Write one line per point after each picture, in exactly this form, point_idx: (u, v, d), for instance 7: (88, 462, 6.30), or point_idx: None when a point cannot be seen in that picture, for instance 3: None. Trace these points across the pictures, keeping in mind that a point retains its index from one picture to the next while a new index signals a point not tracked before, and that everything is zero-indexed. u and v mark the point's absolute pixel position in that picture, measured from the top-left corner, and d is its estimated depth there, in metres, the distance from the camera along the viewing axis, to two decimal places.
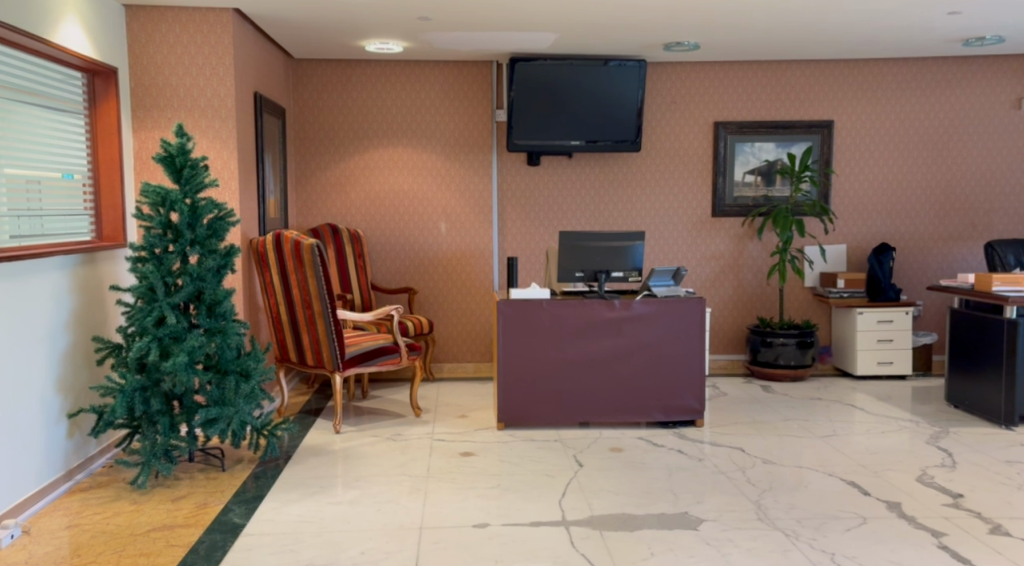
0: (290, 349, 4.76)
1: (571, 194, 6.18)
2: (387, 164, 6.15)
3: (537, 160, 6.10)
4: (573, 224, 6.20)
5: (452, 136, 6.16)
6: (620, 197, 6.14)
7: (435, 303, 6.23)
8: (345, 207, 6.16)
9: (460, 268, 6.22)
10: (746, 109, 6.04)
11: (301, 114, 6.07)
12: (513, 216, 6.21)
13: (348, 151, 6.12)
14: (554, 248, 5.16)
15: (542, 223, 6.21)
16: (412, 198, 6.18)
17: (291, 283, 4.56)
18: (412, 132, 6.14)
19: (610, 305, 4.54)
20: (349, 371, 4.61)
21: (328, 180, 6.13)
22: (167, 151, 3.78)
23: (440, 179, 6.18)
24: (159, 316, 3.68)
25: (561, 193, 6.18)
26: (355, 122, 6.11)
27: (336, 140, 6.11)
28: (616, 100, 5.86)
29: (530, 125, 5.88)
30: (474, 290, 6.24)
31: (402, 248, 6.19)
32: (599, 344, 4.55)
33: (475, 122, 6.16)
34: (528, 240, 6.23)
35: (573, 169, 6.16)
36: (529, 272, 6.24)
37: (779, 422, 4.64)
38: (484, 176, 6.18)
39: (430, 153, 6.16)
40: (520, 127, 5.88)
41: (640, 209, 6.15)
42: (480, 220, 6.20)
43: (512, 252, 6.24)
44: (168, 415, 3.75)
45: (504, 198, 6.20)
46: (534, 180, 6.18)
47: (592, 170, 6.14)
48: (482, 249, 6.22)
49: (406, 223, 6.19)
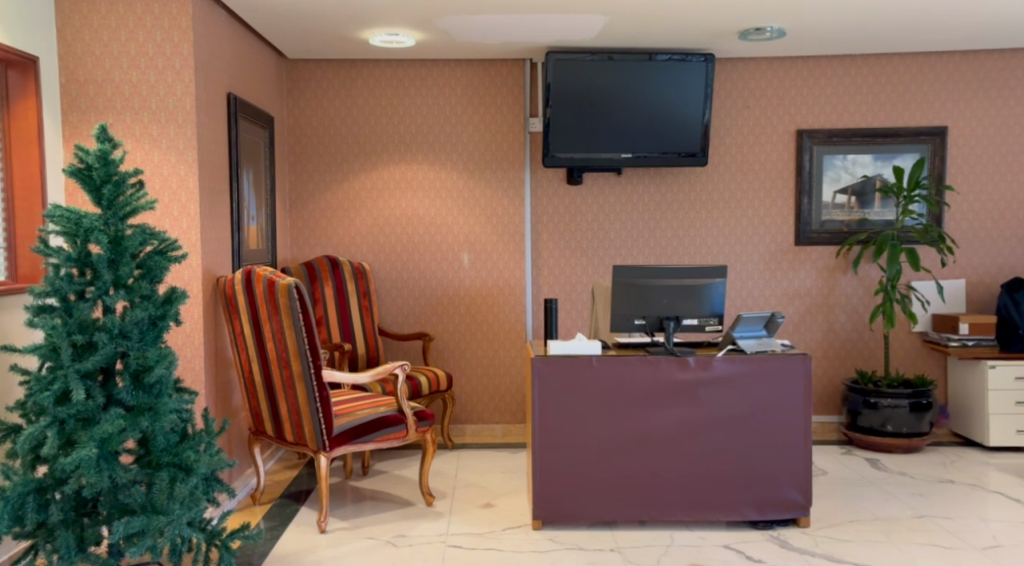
0: (265, 420, 3.71)
1: (618, 221, 5.10)
2: (398, 184, 5.13)
3: (579, 178, 5.03)
4: (622, 255, 5.11)
5: (475, 151, 5.12)
6: (681, 222, 5.06)
7: (456, 351, 5.15)
8: (347, 237, 5.14)
9: (484, 310, 5.14)
10: (835, 114, 4.95)
11: (296, 126, 5.09)
12: (549, 247, 5.15)
13: (351, 170, 5.12)
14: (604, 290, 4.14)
15: (583, 257, 5.14)
16: (427, 225, 5.14)
17: (266, 334, 3.52)
18: (428, 147, 5.12)
19: (682, 364, 3.43)
20: (338, 451, 3.53)
21: (327, 205, 5.13)
22: (83, 160, 2.75)
23: (461, 202, 5.13)
24: (64, 389, 2.63)
25: (606, 219, 5.11)
26: (359, 135, 5.11)
27: (336, 157, 5.12)
28: (677, 105, 4.79)
29: (571, 136, 4.82)
30: (501, 337, 5.15)
31: (415, 285, 5.15)
32: (667, 417, 3.44)
33: (504, 134, 5.12)
34: (566, 277, 5.16)
35: (621, 189, 5.09)
36: (570, 313, 5.15)
37: (911, 522, 3.46)
38: (514, 198, 5.12)
39: (448, 171, 5.13)
40: (559, 139, 4.82)
41: (705, 237, 5.06)
42: (510, 252, 5.13)
43: (548, 292, 5.17)
44: (75, 526, 2.68)
45: (538, 226, 5.15)
46: (574, 204, 5.12)
47: (646, 189, 5.07)
48: (511, 287, 5.14)
49: (421, 255, 5.15)
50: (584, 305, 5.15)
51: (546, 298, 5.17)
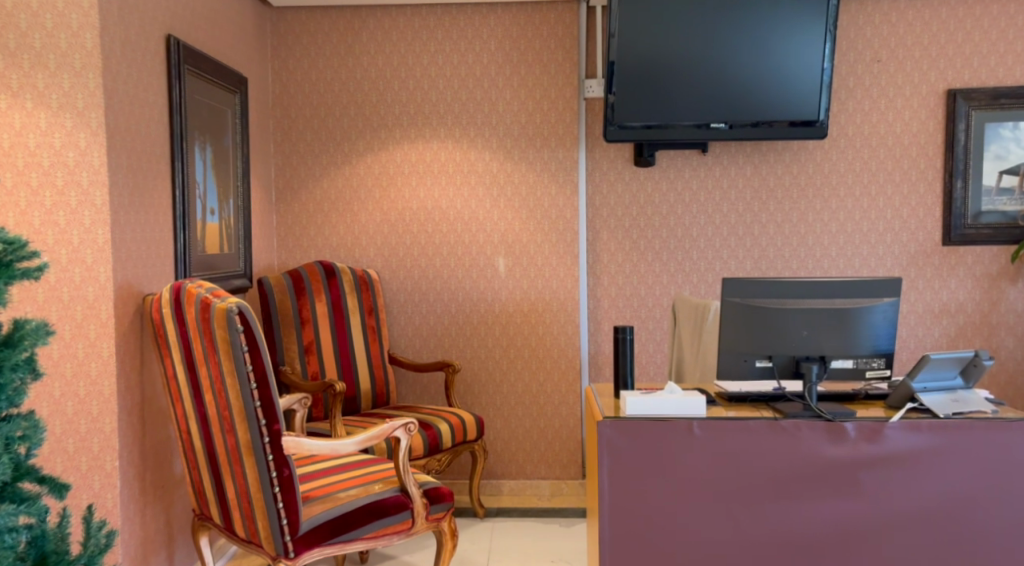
0: (209, 502, 2.56)
1: (702, 214, 3.90)
2: (413, 170, 3.99)
3: (651, 158, 3.84)
4: (705, 259, 3.91)
5: (514, 125, 3.95)
6: (783, 216, 3.86)
7: (489, 384, 3.98)
8: (350, 236, 4.02)
9: (525, 330, 3.96)
10: (999, 68, 3.68)
11: (286, 95, 4.00)
12: (610, 248, 3.95)
13: (355, 151, 4.01)
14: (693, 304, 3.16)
15: (655, 261, 3.93)
16: (451, 221, 3.98)
17: (203, 382, 2.38)
18: (453, 121, 3.97)
19: (836, 435, 2.20)
20: (308, 555, 2.38)
21: (324, 196, 4.02)
22: None
23: (495, 191, 3.96)
24: None
25: (686, 212, 3.91)
26: (365, 106, 3.99)
27: (337, 135, 4.01)
28: (784, 58, 3.57)
29: (642, 101, 3.63)
30: (548, 367, 3.96)
31: (436, 298, 3.99)
32: (815, 517, 2.21)
33: (551, 102, 3.93)
34: (632, 288, 3.95)
35: (706, 172, 3.90)
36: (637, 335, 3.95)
37: None
38: (564, 186, 3.93)
39: (479, 152, 3.96)
40: (626, 104, 3.63)
41: (816, 235, 3.83)
42: (559, 256, 3.93)
43: (608, 307, 3.97)
44: None
45: (595, 221, 3.96)
46: (643, 193, 3.93)
47: (738, 174, 3.88)
48: (560, 302, 3.94)
49: (444, 259, 3.99)
50: (656, 325, 3.95)
51: (607, 315, 3.98)
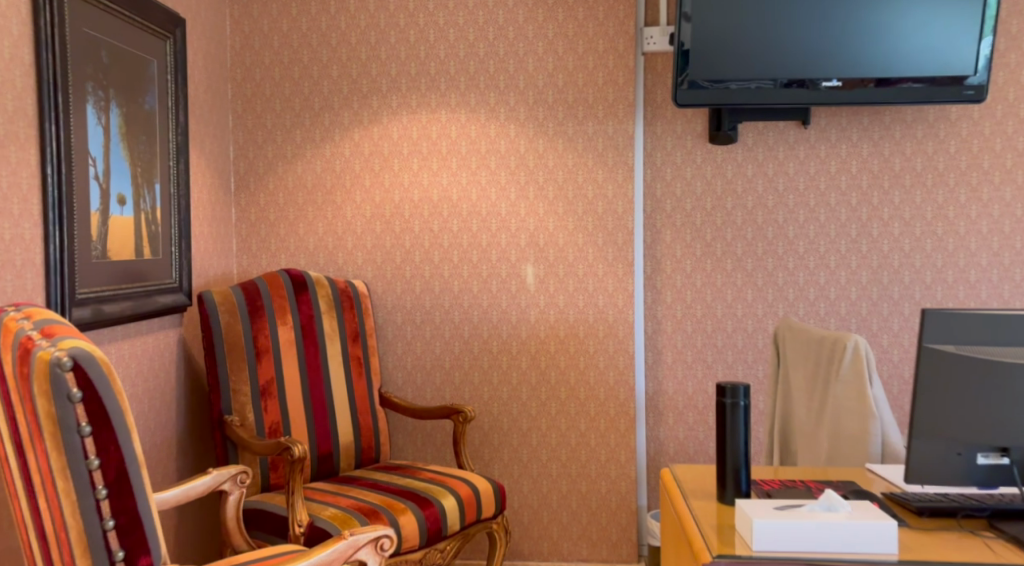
0: None
1: (801, 208, 2.98)
2: (415, 150, 3.04)
3: (733, 132, 2.93)
4: (803, 269, 2.99)
5: (548, 90, 2.99)
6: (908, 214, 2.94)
7: (512, 431, 3.04)
8: (331, 237, 3.09)
9: (562, 360, 3.02)
10: None
11: (250, 51, 3.07)
12: (675, 254, 3.03)
13: (339, 125, 3.06)
14: (791, 328, 2.33)
15: (736, 269, 3.02)
16: (464, 218, 3.05)
17: (35, 479, 1.41)
18: (467, 84, 3.02)
19: None
20: None
21: (298, 183, 3.08)
22: None
23: (521, 178, 3.02)
24: None
25: (777, 207, 2.99)
26: (353, 65, 3.05)
27: (314, 103, 3.06)
28: None
29: (729, 58, 2.66)
30: (590, 409, 3.01)
31: (445, 318, 3.07)
32: None
33: (597, 59, 2.97)
34: (704, 304, 3.03)
35: (804, 153, 2.97)
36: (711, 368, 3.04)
37: None
38: (613, 171, 2.97)
39: (501, 126, 3.01)
40: (708, 64, 2.65)
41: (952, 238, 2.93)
42: (607, 264, 2.99)
43: (671, 329, 3.05)
44: None
45: (653, 217, 3.03)
46: (722, 179, 3.01)
47: (843, 163, 2.96)
48: (608, 324, 3.00)
49: (455, 268, 3.06)
50: (734, 353, 3.03)
51: (670, 339, 3.05)
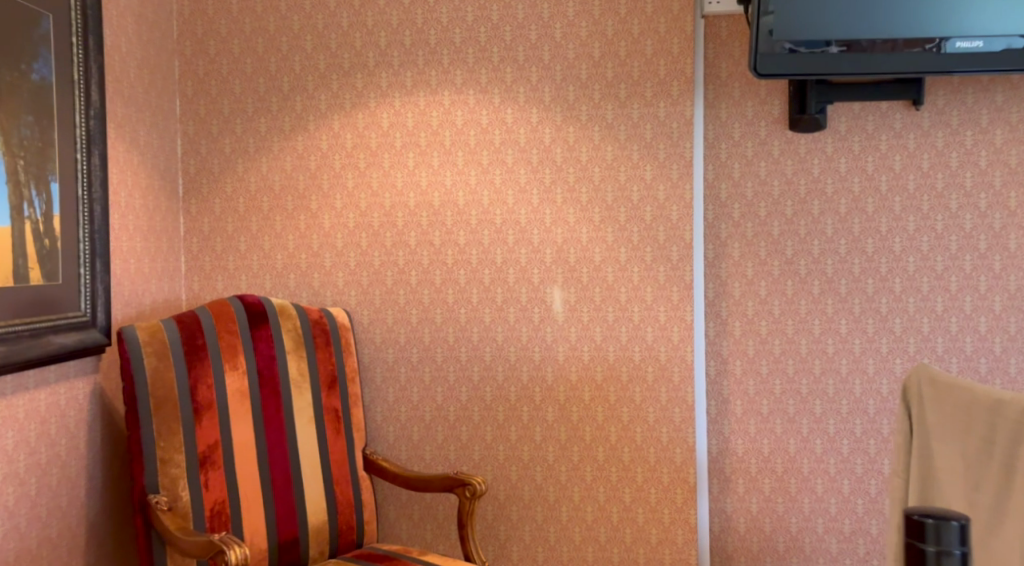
0: None
1: (911, 215, 2.29)
2: (410, 142, 2.39)
3: (822, 118, 2.28)
4: (914, 292, 2.30)
5: (580, 64, 2.33)
6: None
7: (536, 501, 2.39)
8: (305, 252, 2.43)
9: (599, 410, 2.37)
10: None
11: (202, 16, 2.42)
12: (744, 274, 2.37)
13: (315, 110, 2.41)
14: None
15: (825, 294, 2.34)
16: (473, 229, 2.39)
17: None
18: (477, 57, 2.36)
19: None
20: None
21: (263, 184, 2.43)
22: None
23: (546, 177, 2.35)
24: None
25: (879, 212, 2.31)
26: (332, 34, 2.40)
27: (283, 82, 2.41)
28: None
29: (825, 20, 1.99)
30: (636, 474, 2.35)
31: (449, 355, 2.41)
32: None
33: (644, 22, 2.31)
34: (783, 339, 2.36)
35: (914, 143, 2.29)
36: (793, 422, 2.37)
37: None
38: (665, 167, 2.32)
39: (520, 110, 2.35)
40: (795, 27, 2.00)
41: None
42: (657, 287, 2.33)
43: (741, 370, 2.38)
44: None
45: (715, 226, 2.37)
46: (806, 178, 2.34)
47: (968, 154, 2.26)
48: (659, 364, 2.34)
49: (462, 292, 2.40)
50: (822, 401, 2.35)
51: (738, 383, 2.38)
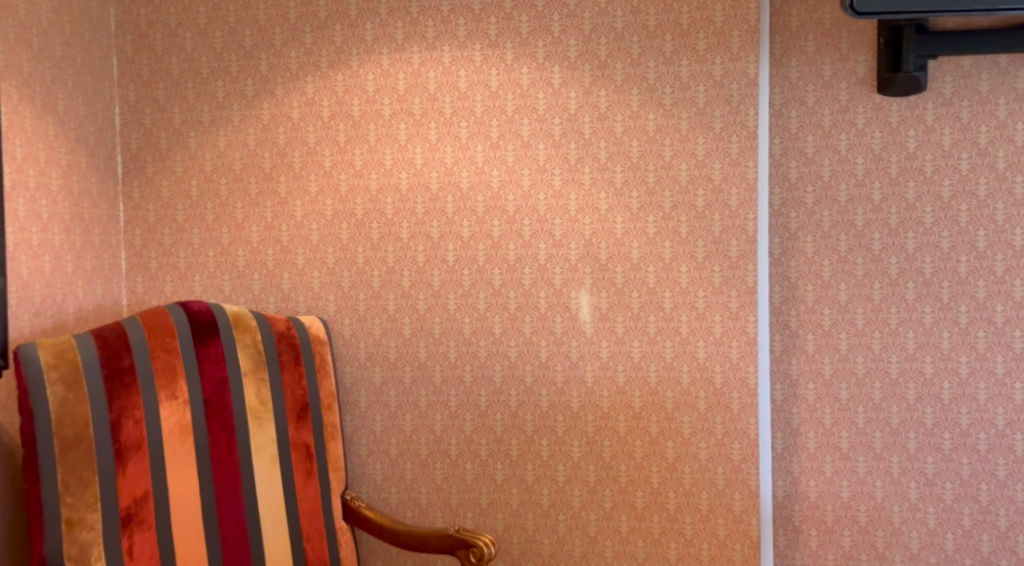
0: None
1: None
2: (402, 109, 1.92)
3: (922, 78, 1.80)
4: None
5: (614, 10, 1.87)
6: None
7: (559, 556, 1.93)
8: (273, 247, 1.97)
9: (637, 444, 1.91)
10: None
11: None
12: (819, 276, 1.91)
13: (284, 71, 1.94)
14: None
15: (921, 299, 1.87)
16: (480, 218, 1.92)
17: None
18: (485, 2, 1.90)
19: None
20: None
21: (221, 162, 1.96)
22: None
23: (571, 153, 1.89)
24: None
25: (992, 197, 1.84)
26: None
27: (245, 35, 1.94)
28: None
29: None
30: (683, 525, 1.90)
31: (450, 375, 1.95)
32: None
33: None
34: (867, 356, 1.90)
35: None
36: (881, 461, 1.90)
37: None
38: (723, 139, 1.85)
39: (538, 68, 1.89)
40: None
41: None
42: (711, 291, 1.87)
43: (814, 395, 1.92)
44: None
45: (781, 215, 1.92)
46: (898, 154, 1.86)
47: None
48: (714, 388, 1.87)
49: (466, 297, 1.94)
50: (918, 435, 1.88)
51: (811, 411, 1.92)
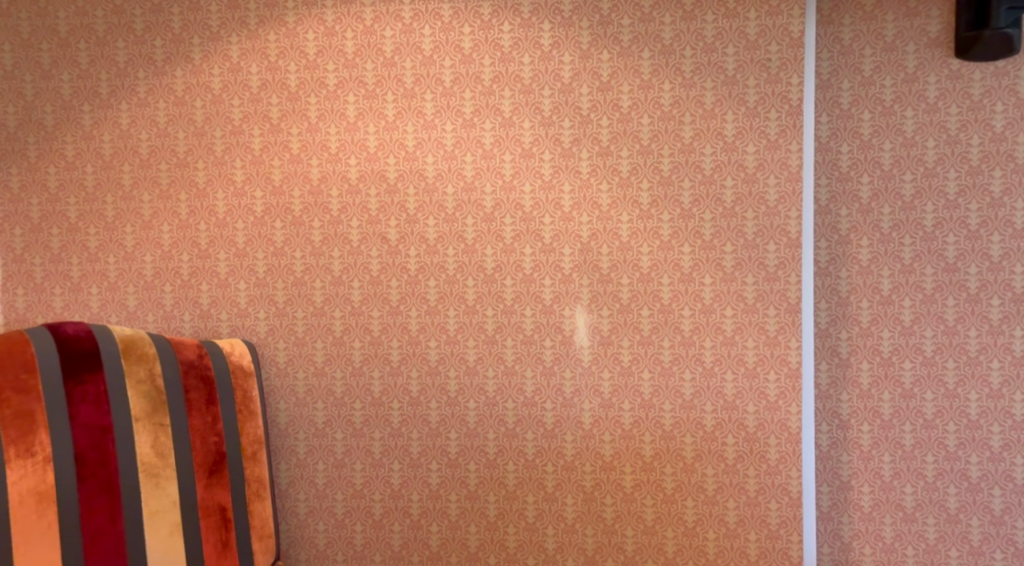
0: None
1: None
2: (350, 78, 1.52)
3: (1017, 39, 1.43)
4: None
5: None
6: None
7: None
8: (188, 252, 1.56)
9: (647, 502, 1.51)
10: None
11: None
12: (877, 290, 1.51)
13: (201, 29, 1.53)
14: None
15: (1009, 320, 1.48)
16: (450, 216, 1.52)
17: None
18: None
19: None
20: None
21: (123, 143, 1.55)
22: None
23: (565, 133, 1.49)
24: None
25: None
26: None
27: None
28: None
29: None
30: None
31: (411, 414, 1.54)
32: None
33: None
34: (938, 392, 1.50)
35: None
36: (955, 525, 1.50)
37: None
38: (758, 115, 1.45)
39: (523, 26, 1.49)
40: None
41: None
42: (742, 309, 1.47)
43: (869, 441, 1.52)
44: None
45: (829, 213, 1.52)
46: (980, 135, 1.47)
47: None
48: (746, 433, 1.47)
49: (431, 315, 1.53)
50: (1003, 493, 1.49)
51: (866, 460, 1.52)
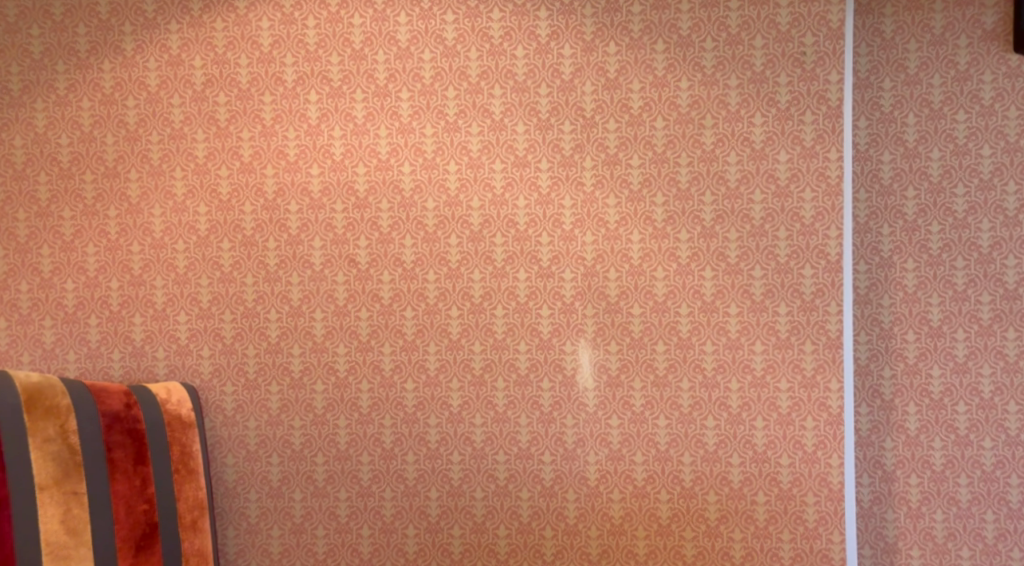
0: None
1: None
2: (312, 73, 1.29)
3: None
4: None
5: None
6: None
7: None
8: (118, 278, 1.31)
9: None
10: None
11: None
12: (926, 320, 1.31)
13: (134, 15, 1.30)
14: None
15: None
16: (430, 235, 1.29)
17: None
18: None
19: None
20: None
21: (39, 149, 1.30)
22: None
23: (565, 139, 1.27)
24: None
25: None
26: None
27: None
28: None
29: None
30: None
31: (383, 469, 1.30)
32: None
33: None
34: (998, 439, 1.29)
35: None
36: None
37: None
38: (791, 117, 1.25)
39: (516, 13, 1.28)
40: None
41: None
42: (773, 344, 1.25)
43: (918, 496, 1.31)
44: None
45: (869, 232, 1.32)
46: None
47: None
48: (779, 491, 1.26)
49: (408, 352, 1.30)
50: None
51: (915, 519, 1.31)
